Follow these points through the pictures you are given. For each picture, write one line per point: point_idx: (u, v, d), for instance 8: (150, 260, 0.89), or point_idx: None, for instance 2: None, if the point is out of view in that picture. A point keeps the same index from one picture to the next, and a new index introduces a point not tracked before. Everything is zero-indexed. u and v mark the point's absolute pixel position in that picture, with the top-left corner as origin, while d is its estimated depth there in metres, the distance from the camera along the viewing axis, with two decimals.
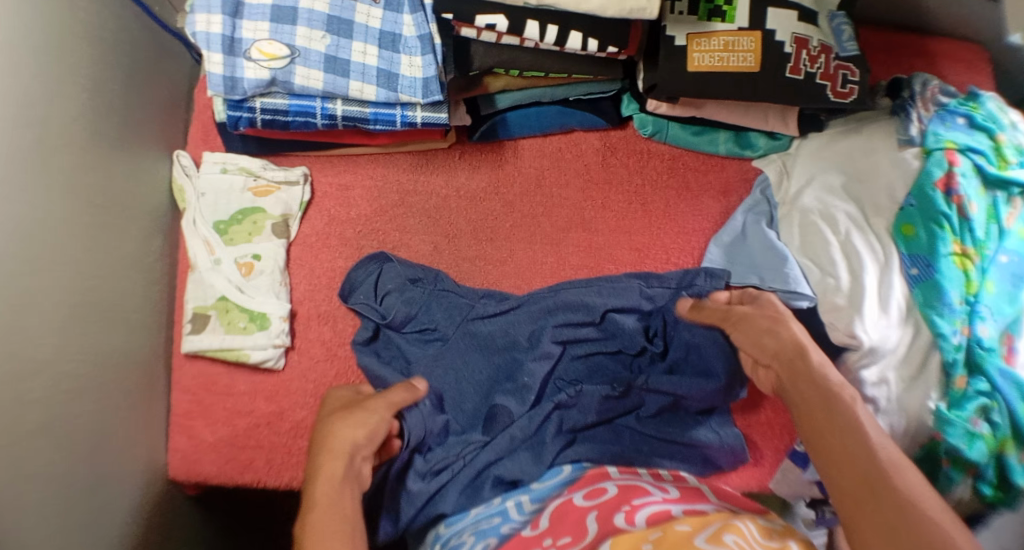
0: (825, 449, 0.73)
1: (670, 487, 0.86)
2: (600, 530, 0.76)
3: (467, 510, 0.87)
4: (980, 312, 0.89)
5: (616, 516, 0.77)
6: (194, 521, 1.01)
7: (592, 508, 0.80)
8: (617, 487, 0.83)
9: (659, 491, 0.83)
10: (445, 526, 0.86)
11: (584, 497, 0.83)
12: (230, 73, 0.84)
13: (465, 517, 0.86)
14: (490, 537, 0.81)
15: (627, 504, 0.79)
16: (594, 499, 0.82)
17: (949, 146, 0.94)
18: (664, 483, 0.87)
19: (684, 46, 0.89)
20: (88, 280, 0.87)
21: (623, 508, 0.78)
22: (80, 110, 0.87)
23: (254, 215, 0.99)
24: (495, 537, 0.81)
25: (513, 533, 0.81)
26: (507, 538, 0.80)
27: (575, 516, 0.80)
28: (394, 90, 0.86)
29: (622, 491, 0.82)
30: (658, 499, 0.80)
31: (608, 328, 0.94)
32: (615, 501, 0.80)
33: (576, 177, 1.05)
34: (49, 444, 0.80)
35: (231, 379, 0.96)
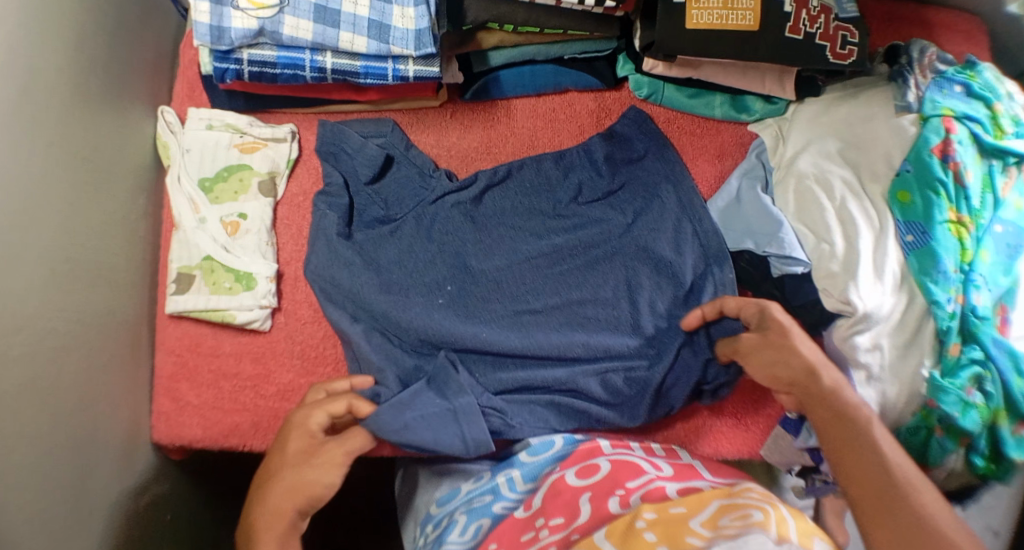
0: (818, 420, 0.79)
1: (664, 464, 0.85)
2: (593, 515, 0.76)
3: (458, 489, 0.88)
4: (975, 280, 0.89)
5: (611, 499, 0.77)
6: (178, 485, 1.00)
7: (585, 488, 0.80)
8: (611, 463, 0.83)
9: (653, 468, 0.83)
10: (437, 507, 0.88)
11: (577, 474, 0.82)
12: (217, 22, 0.82)
13: (454, 499, 0.87)
14: (484, 518, 0.82)
15: (622, 487, 0.79)
16: (588, 479, 0.81)
17: (946, 113, 0.93)
18: (658, 459, 0.86)
19: (682, 4, 0.87)
20: (70, 238, 0.84)
21: (617, 492, 0.78)
22: (63, 61, 0.85)
23: (241, 172, 0.97)
24: (488, 518, 0.82)
25: (506, 515, 0.82)
26: (501, 518, 0.82)
27: (568, 495, 0.80)
28: (386, 42, 0.83)
29: (615, 468, 0.82)
30: (654, 478, 0.80)
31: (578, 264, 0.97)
32: (610, 482, 0.80)
33: (571, 137, 1.03)
34: (31, 402, 0.78)
35: (216, 341, 0.95)
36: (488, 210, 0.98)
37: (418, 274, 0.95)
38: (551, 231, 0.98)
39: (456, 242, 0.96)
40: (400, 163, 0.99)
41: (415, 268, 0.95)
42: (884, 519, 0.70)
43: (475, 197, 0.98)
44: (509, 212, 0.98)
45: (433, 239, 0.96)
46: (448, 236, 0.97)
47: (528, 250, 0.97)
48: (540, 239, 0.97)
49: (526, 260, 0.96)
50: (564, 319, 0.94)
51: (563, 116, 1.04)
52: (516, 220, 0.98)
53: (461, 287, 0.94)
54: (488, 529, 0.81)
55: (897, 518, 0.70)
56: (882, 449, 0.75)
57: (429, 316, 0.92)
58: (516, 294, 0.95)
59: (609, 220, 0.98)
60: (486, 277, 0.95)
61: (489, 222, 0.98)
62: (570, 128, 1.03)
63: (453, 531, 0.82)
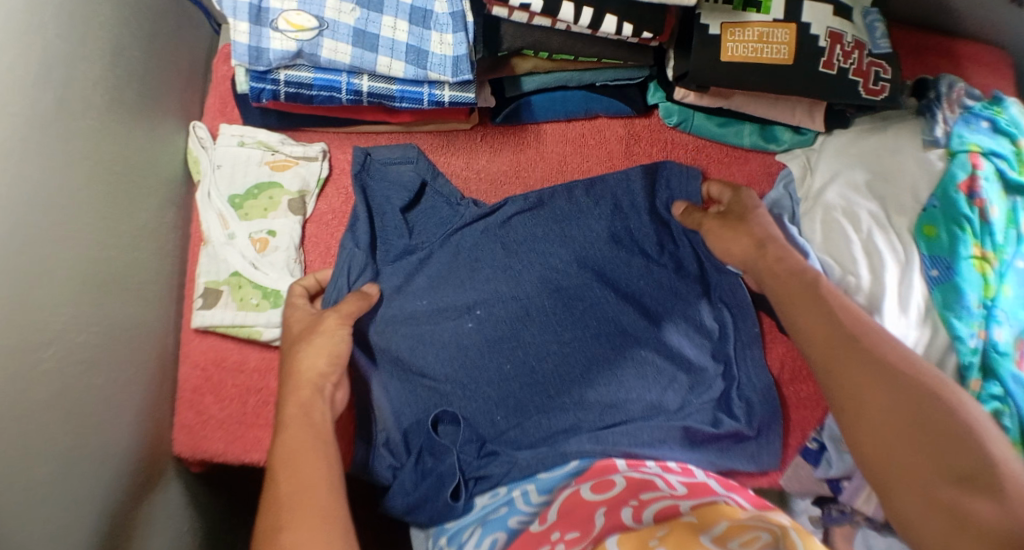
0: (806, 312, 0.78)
1: (677, 482, 0.85)
2: (607, 524, 0.76)
3: (473, 505, 0.88)
4: (997, 316, 0.88)
5: (624, 510, 0.77)
6: (195, 498, 0.99)
7: (601, 503, 0.80)
8: (626, 480, 0.84)
9: (668, 486, 0.82)
10: (452, 522, 0.88)
11: (592, 490, 0.83)
12: (256, 42, 0.82)
13: (470, 513, 0.88)
14: (499, 531, 0.82)
15: (635, 499, 0.79)
16: (603, 493, 0.82)
17: (973, 148, 0.94)
18: (673, 476, 0.86)
19: (718, 35, 0.88)
20: (101, 251, 0.84)
21: (631, 503, 0.78)
22: (99, 74, 0.85)
23: (271, 189, 0.98)
24: (504, 532, 0.82)
25: (523, 528, 0.81)
26: (516, 532, 0.81)
27: (584, 511, 0.79)
28: (423, 67, 0.84)
29: (629, 484, 0.83)
30: (668, 495, 0.80)
31: (600, 292, 0.98)
32: (623, 496, 0.80)
33: (599, 163, 1.04)
34: (58, 420, 0.77)
35: (241, 356, 0.95)
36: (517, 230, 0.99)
37: (447, 297, 0.96)
38: (581, 254, 1.00)
39: (486, 269, 0.98)
40: (431, 190, 1.00)
41: (443, 292, 0.96)
42: (868, 421, 0.68)
43: (503, 222, 0.99)
44: (541, 245, 0.99)
45: (461, 259, 0.98)
46: (478, 261, 0.98)
47: (556, 276, 0.98)
48: (569, 264, 0.99)
49: (556, 287, 0.98)
50: (588, 352, 0.96)
51: (598, 149, 1.05)
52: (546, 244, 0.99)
53: (489, 312, 0.96)
54: (504, 542, 0.81)
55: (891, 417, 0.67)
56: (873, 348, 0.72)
57: (459, 344, 0.95)
58: (542, 321, 0.97)
59: (638, 253, 1.00)
60: (514, 300, 0.97)
61: (518, 247, 0.99)
62: (598, 157, 1.04)
63: (468, 546, 0.83)
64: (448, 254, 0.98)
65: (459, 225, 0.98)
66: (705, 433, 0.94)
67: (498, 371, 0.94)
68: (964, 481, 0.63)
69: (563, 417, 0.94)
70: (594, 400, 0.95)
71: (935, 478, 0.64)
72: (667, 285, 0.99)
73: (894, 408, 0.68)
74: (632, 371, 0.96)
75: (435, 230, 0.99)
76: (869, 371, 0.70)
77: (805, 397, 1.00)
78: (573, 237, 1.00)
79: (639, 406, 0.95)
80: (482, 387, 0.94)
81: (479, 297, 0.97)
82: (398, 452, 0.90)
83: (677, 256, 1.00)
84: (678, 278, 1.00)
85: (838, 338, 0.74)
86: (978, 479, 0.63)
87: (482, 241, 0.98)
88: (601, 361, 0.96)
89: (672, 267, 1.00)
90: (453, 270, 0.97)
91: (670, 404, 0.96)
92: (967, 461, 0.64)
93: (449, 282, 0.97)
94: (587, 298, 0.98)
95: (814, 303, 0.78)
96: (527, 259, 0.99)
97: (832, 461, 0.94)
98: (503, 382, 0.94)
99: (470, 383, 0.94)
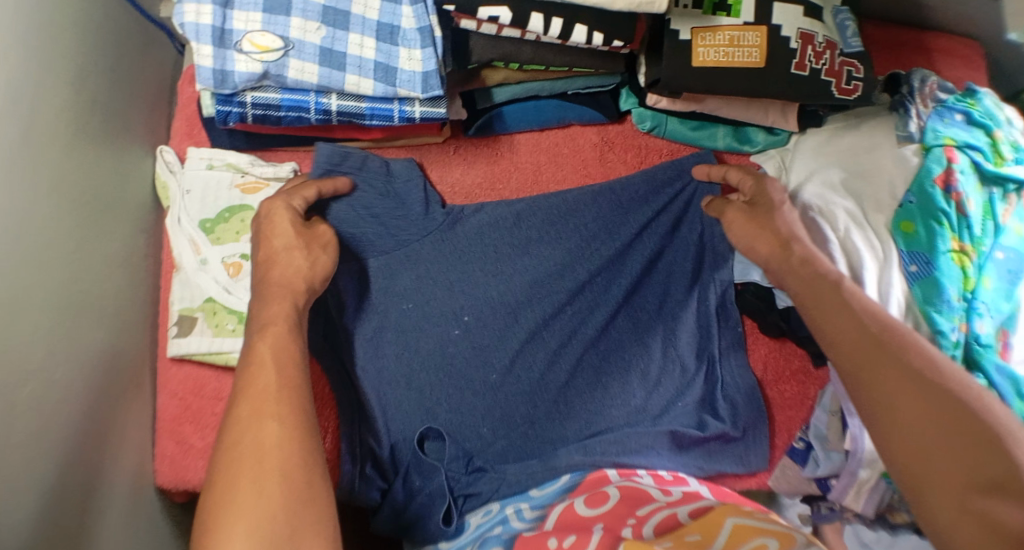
0: (818, 313, 0.77)
1: (672, 490, 0.85)
2: (606, 535, 0.74)
3: (465, 526, 0.87)
4: (978, 308, 0.88)
5: (624, 528, 0.76)
6: (179, 527, 0.97)
7: (596, 518, 0.79)
8: (619, 490, 0.83)
9: (661, 493, 0.83)
10: (447, 543, 0.86)
11: (587, 504, 0.82)
12: (220, 65, 0.80)
13: (464, 535, 0.86)
14: (494, 547, 0.81)
15: (633, 518, 0.77)
16: (598, 507, 0.81)
17: (947, 142, 0.94)
18: (666, 486, 0.86)
19: (689, 41, 0.87)
20: (73, 284, 0.82)
21: (630, 521, 0.76)
22: (61, 101, 0.82)
23: (242, 213, 0.96)
24: (498, 545, 0.81)
25: (515, 537, 0.81)
26: (511, 542, 0.81)
27: (582, 523, 0.79)
28: (393, 84, 0.82)
29: (624, 495, 0.82)
30: (663, 505, 0.80)
31: (591, 298, 0.97)
32: (620, 511, 0.79)
33: (573, 171, 1.03)
34: (37, 464, 0.74)
35: (220, 383, 0.94)
36: (493, 224, 0.98)
37: (435, 309, 0.94)
38: (574, 263, 0.98)
39: (472, 270, 0.96)
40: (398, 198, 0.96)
41: (432, 298, 0.94)
42: (897, 435, 0.67)
43: (490, 230, 0.97)
44: (539, 257, 0.97)
45: (445, 269, 0.95)
46: (470, 269, 0.96)
47: (543, 277, 0.97)
48: (552, 267, 0.97)
49: (546, 293, 0.96)
50: (577, 359, 0.95)
51: (575, 157, 1.04)
52: (526, 244, 0.98)
53: (477, 319, 0.95)
54: None
55: (910, 418, 0.67)
56: (906, 353, 0.71)
57: (444, 353, 0.93)
58: (530, 327, 0.95)
59: (635, 259, 0.99)
60: (503, 315, 0.95)
61: (495, 238, 0.97)
62: (573, 165, 1.03)
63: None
64: (434, 262, 0.95)
65: (446, 226, 0.96)
66: (692, 438, 0.94)
67: (490, 385, 0.93)
68: (995, 491, 0.62)
69: (550, 424, 0.94)
70: (586, 410, 0.95)
71: (965, 485, 0.63)
72: (653, 292, 1.00)
73: (927, 414, 0.67)
74: (619, 375, 0.96)
75: (412, 234, 0.95)
76: (900, 375, 0.70)
77: (790, 397, 1.00)
78: (568, 241, 0.98)
79: (623, 413, 0.95)
80: (471, 402, 0.92)
81: (472, 299, 0.95)
82: (385, 473, 0.89)
83: (665, 266, 1.00)
84: (670, 288, 1.00)
85: (866, 342, 0.73)
86: (1009, 489, 0.62)
87: (469, 248, 0.97)
88: (585, 367, 0.96)
89: (668, 281, 1.00)
90: (440, 285, 0.95)
91: (657, 410, 0.96)
92: (1001, 467, 0.63)
93: (436, 293, 0.94)
94: (581, 304, 0.97)
95: (841, 311, 0.76)
96: (520, 269, 0.97)
97: (818, 459, 0.94)
98: (496, 392, 0.93)
99: (463, 395, 0.92)
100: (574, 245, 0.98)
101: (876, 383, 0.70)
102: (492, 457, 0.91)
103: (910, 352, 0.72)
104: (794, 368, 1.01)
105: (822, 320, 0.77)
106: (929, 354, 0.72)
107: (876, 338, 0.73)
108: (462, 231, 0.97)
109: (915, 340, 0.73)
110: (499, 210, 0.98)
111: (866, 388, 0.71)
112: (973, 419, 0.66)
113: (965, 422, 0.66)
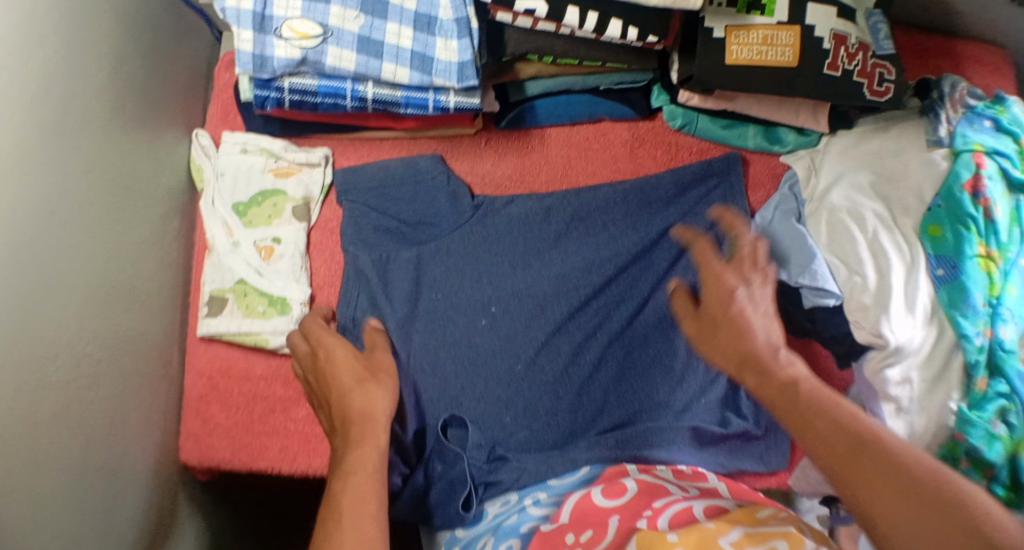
0: (799, 427, 0.67)
1: (689, 486, 0.85)
2: (621, 529, 0.75)
3: (484, 514, 0.88)
4: (1002, 314, 0.88)
5: (640, 521, 0.76)
6: (200, 506, 0.99)
7: (614, 511, 0.79)
8: (637, 484, 0.83)
9: (679, 489, 0.83)
10: (464, 530, 0.87)
11: (604, 495, 0.82)
12: (260, 50, 0.81)
13: (482, 523, 0.87)
14: (512, 539, 0.82)
15: (649, 509, 0.78)
16: (615, 499, 0.81)
17: (976, 148, 0.93)
18: (684, 481, 0.87)
19: (723, 39, 0.88)
20: (105, 261, 0.83)
21: (645, 514, 0.77)
22: (100, 84, 0.84)
23: (275, 197, 0.97)
24: (516, 538, 0.82)
25: (534, 530, 0.81)
26: (529, 535, 0.81)
27: (597, 516, 0.79)
28: (428, 73, 0.84)
29: (642, 489, 0.82)
30: (678, 498, 0.80)
31: (617, 291, 0.98)
32: (636, 504, 0.79)
33: (603, 167, 1.04)
34: (65, 435, 0.76)
35: (248, 364, 0.95)
36: (519, 215, 0.99)
37: (462, 298, 0.96)
38: (600, 258, 0.98)
39: (499, 261, 0.97)
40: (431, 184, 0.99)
41: (460, 290, 0.96)
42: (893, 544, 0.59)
43: (517, 220, 0.99)
44: (564, 250, 0.99)
45: (472, 258, 0.97)
46: (497, 259, 0.98)
47: (569, 270, 0.98)
48: (577, 261, 0.98)
49: (572, 287, 0.97)
50: (600, 353, 0.96)
51: (605, 153, 1.04)
52: (553, 237, 0.99)
53: (503, 310, 0.96)
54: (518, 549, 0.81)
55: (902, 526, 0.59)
56: (894, 458, 0.62)
57: (470, 342, 0.94)
58: (555, 320, 0.96)
59: (660, 254, 0.99)
60: (527, 306, 0.96)
61: (522, 230, 0.99)
62: (603, 160, 1.04)
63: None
64: (462, 250, 0.97)
65: (473, 217, 0.98)
66: (712, 434, 0.94)
67: (514, 376, 0.94)
68: None
69: (570, 415, 0.94)
70: (608, 403, 0.95)
71: None
72: None
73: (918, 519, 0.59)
74: (641, 370, 0.97)
75: (444, 222, 0.98)
76: (879, 483, 0.61)
77: None
78: (594, 235, 0.99)
79: (644, 407, 0.96)
80: (494, 391, 0.93)
81: (498, 289, 0.96)
82: (407, 458, 0.90)
83: None
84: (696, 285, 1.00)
85: (845, 452, 0.63)
86: None
87: (494, 240, 0.98)
88: (608, 361, 0.96)
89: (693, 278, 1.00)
90: (469, 275, 0.96)
91: (679, 406, 0.96)
92: None
93: (462, 283, 0.96)
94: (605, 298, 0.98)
95: (805, 420, 0.67)
96: (546, 262, 0.98)
97: None
98: (519, 383, 0.94)
99: (486, 383, 0.93)
100: (600, 239, 0.99)
101: (862, 493, 0.61)
102: (514, 446, 0.92)
103: (900, 458, 0.62)
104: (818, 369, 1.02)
105: (803, 432, 0.66)
106: (912, 452, 0.62)
107: (854, 445, 0.63)
108: (491, 222, 0.99)
109: (900, 443, 0.63)
110: (528, 203, 0.99)
111: (857, 503, 0.61)
112: (967, 515, 0.58)
113: (956, 520, 0.58)
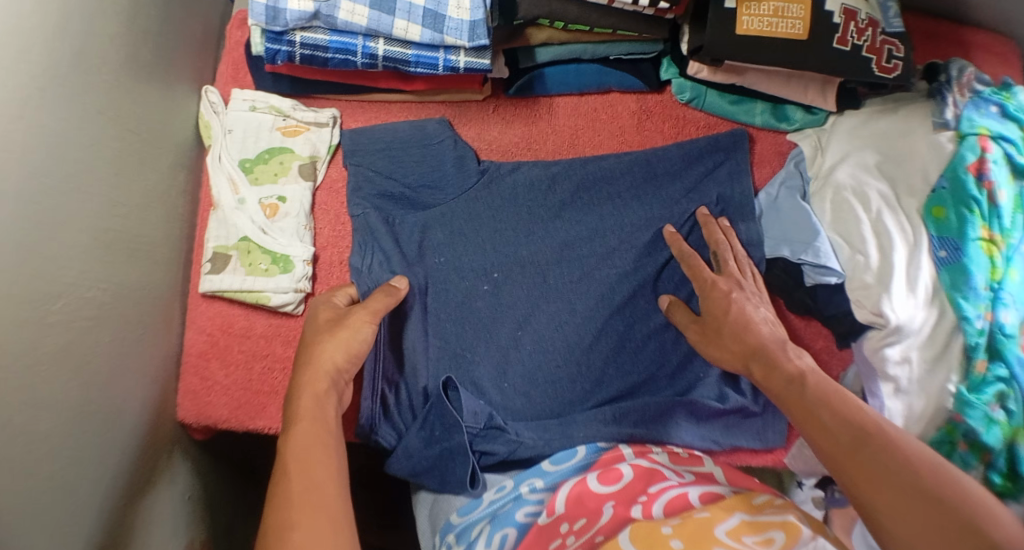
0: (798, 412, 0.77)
1: (684, 471, 0.85)
2: (615, 517, 0.77)
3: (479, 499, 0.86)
4: (1004, 298, 0.87)
5: (634, 507, 0.78)
6: (194, 464, 0.99)
7: (609, 497, 0.81)
8: (634, 470, 0.84)
9: (675, 474, 0.83)
10: (458, 516, 0.84)
11: (599, 481, 0.83)
12: (274, 3, 0.82)
13: (476, 510, 0.84)
14: (508, 527, 0.81)
15: (644, 495, 0.79)
16: (612, 485, 0.82)
17: (982, 132, 0.93)
18: (679, 465, 0.87)
19: (734, 9, 0.88)
20: (113, 206, 0.83)
21: (641, 499, 0.79)
22: (115, 30, 0.84)
23: (282, 155, 0.98)
24: (513, 527, 0.81)
25: (531, 523, 0.81)
26: (526, 527, 0.81)
27: (593, 503, 0.80)
28: (440, 31, 0.84)
29: (638, 476, 0.83)
30: (675, 483, 0.81)
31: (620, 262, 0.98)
32: (633, 489, 0.81)
33: (610, 138, 1.04)
34: (65, 375, 0.76)
35: (248, 322, 0.95)
36: (526, 184, 0.99)
37: (465, 262, 0.96)
38: (603, 230, 0.99)
39: (504, 228, 0.98)
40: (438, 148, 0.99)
41: (463, 254, 0.96)
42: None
43: (522, 190, 0.99)
44: (568, 221, 0.99)
45: (476, 225, 0.97)
46: (502, 225, 0.98)
47: (573, 240, 0.98)
48: (580, 231, 0.99)
49: (574, 256, 0.98)
50: (602, 323, 0.96)
51: (613, 123, 1.05)
52: (558, 207, 0.99)
53: (506, 277, 0.96)
54: (514, 539, 0.80)
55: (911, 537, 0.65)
56: (890, 450, 0.70)
57: (471, 306, 0.95)
58: (558, 288, 0.97)
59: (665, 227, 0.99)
60: (528, 274, 0.96)
61: (528, 198, 0.99)
62: (610, 131, 1.05)
63: (477, 544, 0.80)
64: (466, 218, 0.97)
65: (480, 184, 0.98)
66: (710, 411, 0.93)
67: (515, 341, 0.94)
68: None
69: (569, 383, 0.94)
70: (608, 373, 0.95)
71: None
72: None
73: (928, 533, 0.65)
74: (641, 341, 0.96)
75: (448, 188, 0.98)
76: (887, 490, 0.68)
77: None
78: (598, 207, 1.00)
79: (644, 379, 0.95)
80: (494, 355, 0.93)
81: (502, 255, 0.97)
82: (404, 421, 0.90)
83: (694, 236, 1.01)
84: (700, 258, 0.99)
85: (849, 450, 0.71)
86: None
87: (500, 210, 0.98)
88: (608, 331, 0.95)
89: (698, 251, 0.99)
90: (471, 241, 0.97)
91: (679, 379, 0.96)
92: None
93: (465, 248, 0.96)
94: (607, 268, 0.98)
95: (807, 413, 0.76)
96: (550, 231, 0.99)
97: None
98: (519, 349, 0.94)
99: (487, 345, 0.93)
100: (604, 213, 1.00)
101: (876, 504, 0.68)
102: (511, 413, 0.92)
103: (900, 461, 0.69)
104: (816, 348, 1.00)
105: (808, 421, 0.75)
106: (915, 451, 0.70)
107: (860, 447, 0.71)
108: (496, 190, 0.99)
109: (911, 452, 0.69)
110: (534, 171, 0.99)
111: (856, 496, 0.69)
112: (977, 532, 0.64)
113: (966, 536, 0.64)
